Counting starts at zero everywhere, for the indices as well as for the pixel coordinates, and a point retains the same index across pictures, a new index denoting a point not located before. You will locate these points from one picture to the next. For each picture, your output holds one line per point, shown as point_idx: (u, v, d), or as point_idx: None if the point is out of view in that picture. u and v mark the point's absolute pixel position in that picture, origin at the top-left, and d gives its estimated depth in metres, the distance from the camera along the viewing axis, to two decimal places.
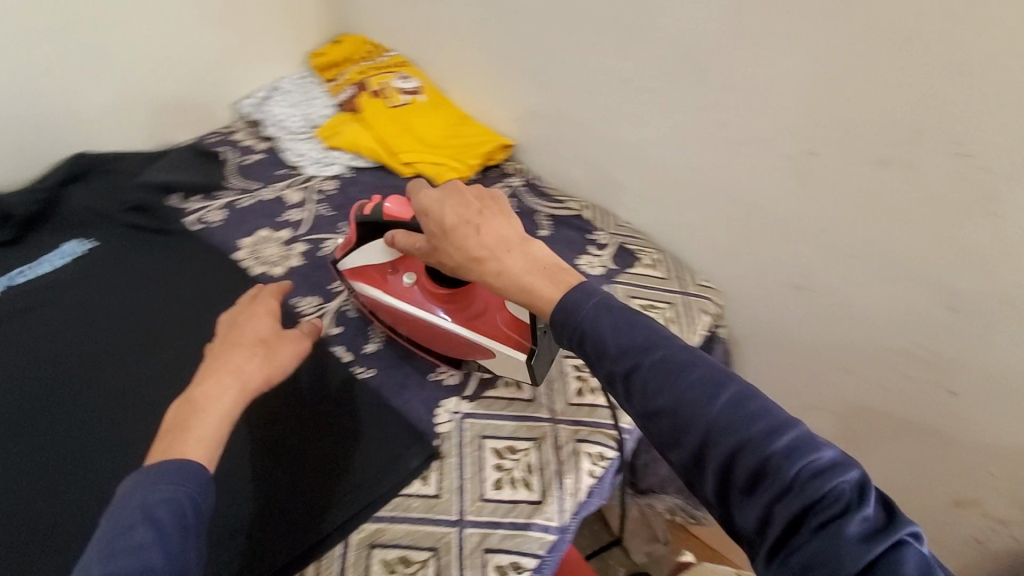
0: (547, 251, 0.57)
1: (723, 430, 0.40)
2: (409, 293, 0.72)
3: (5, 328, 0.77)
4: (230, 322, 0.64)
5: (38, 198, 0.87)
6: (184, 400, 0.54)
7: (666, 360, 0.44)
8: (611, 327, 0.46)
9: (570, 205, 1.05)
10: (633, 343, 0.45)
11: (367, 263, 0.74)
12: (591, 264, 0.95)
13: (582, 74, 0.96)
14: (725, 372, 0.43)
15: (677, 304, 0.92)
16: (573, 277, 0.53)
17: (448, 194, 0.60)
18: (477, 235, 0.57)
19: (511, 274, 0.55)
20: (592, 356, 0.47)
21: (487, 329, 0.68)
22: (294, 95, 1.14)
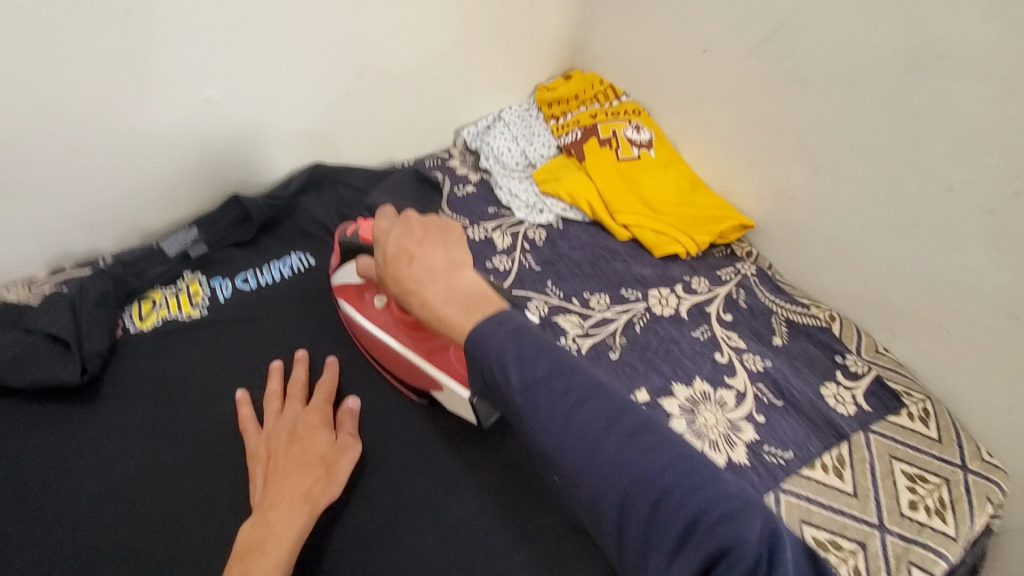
0: (476, 282, 0.48)
1: (624, 472, 0.37)
2: (380, 316, 0.71)
3: (226, 333, 0.77)
4: (288, 426, 0.62)
5: (276, 204, 0.88)
6: (258, 526, 0.52)
7: (570, 393, 0.40)
8: (515, 350, 0.41)
9: (815, 312, 0.87)
10: (537, 371, 0.40)
11: (348, 280, 0.74)
12: (840, 399, 0.77)
13: (888, 172, 0.77)
14: (627, 404, 0.40)
15: (955, 483, 0.70)
16: (493, 306, 0.46)
17: (397, 222, 0.52)
18: (409, 265, 0.49)
19: (432, 310, 0.47)
20: (493, 383, 0.42)
21: (444, 364, 0.66)
22: (516, 128, 1.09)
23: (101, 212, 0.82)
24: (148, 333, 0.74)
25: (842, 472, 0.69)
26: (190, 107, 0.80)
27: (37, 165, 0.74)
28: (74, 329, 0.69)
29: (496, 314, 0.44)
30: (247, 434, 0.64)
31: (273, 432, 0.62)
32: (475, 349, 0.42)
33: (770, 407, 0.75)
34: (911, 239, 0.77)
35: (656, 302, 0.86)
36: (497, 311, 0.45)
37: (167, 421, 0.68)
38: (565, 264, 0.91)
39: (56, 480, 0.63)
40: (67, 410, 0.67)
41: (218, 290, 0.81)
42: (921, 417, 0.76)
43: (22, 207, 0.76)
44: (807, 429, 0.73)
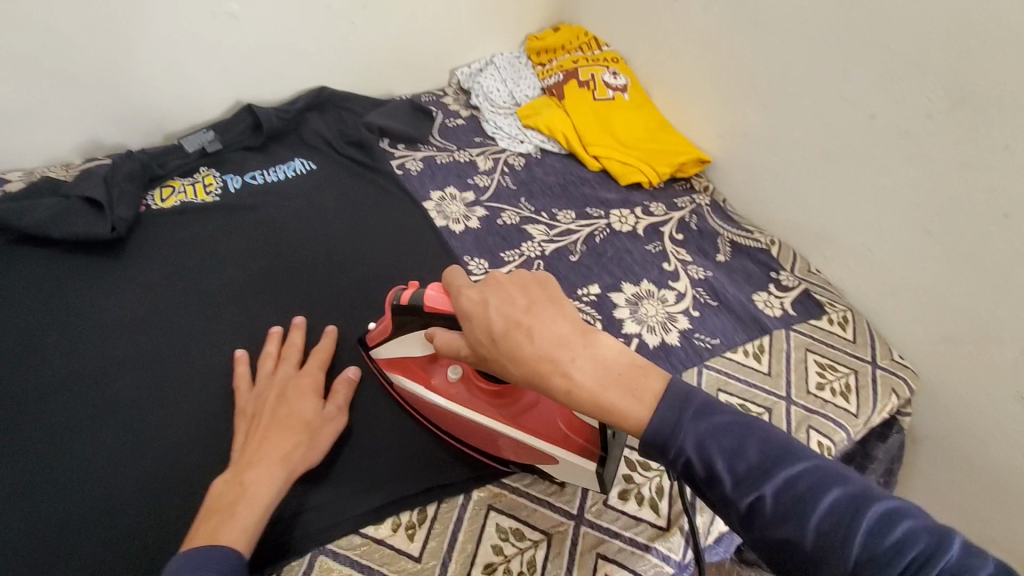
0: (611, 348, 0.49)
1: (870, 561, 0.37)
2: (456, 390, 0.64)
3: (235, 217, 0.88)
4: (277, 390, 0.65)
5: (284, 117, 0.99)
6: (232, 483, 0.55)
7: (793, 488, 0.41)
8: (717, 444, 0.44)
9: (758, 237, 0.97)
10: (749, 467, 0.42)
11: (406, 354, 0.67)
12: (769, 304, 0.87)
13: (820, 106, 0.87)
14: (855, 487, 0.40)
15: (863, 373, 0.81)
16: (654, 384, 0.47)
17: (490, 291, 0.51)
18: (531, 340, 0.47)
19: (588, 393, 0.46)
20: (705, 483, 0.44)
21: (544, 430, 0.61)
22: (505, 71, 1.19)
23: (131, 111, 0.93)
24: (167, 210, 0.86)
25: (759, 356, 0.80)
26: (212, 20, 0.91)
27: (80, 60, 0.85)
28: (105, 196, 0.80)
29: (678, 397, 0.46)
30: (239, 392, 0.67)
31: (264, 392, 0.66)
32: (679, 451, 0.44)
33: (705, 305, 0.85)
34: (840, 167, 0.87)
35: (616, 220, 0.96)
36: (656, 388, 0.47)
37: (182, 281, 0.79)
38: (539, 185, 1.01)
39: (85, 315, 0.74)
40: (97, 264, 0.79)
41: (229, 183, 0.92)
42: (840, 322, 0.86)
43: (65, 97, 0.87)
44: (735, 323, 0.83)
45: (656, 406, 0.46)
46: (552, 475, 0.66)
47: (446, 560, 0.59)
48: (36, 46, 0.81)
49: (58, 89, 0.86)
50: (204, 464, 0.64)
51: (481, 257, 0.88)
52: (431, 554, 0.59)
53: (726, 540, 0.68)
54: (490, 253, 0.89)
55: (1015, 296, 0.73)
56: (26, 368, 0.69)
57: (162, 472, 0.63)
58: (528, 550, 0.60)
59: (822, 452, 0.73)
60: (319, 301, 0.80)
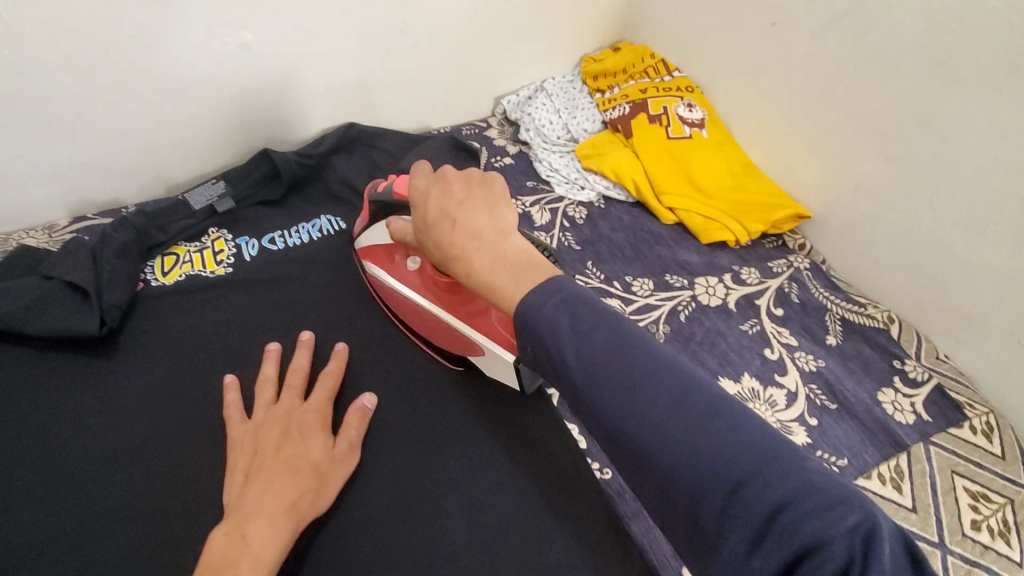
0: (525, 246, 0.43)
1: (690, 458, 0.31)
2: (413, 280, 0.68)
3: (252, 294, 0.73)
4: (281, 424, 0.56)
5: (307, 162, 0.84)
6: (232, 538, 0.46)
7: (631, 373, 0.34)
8: (564, 326, 0.37)
9: (873, 312, 0.81)
10: (593, 347, 0.36)
11: (377, 243, 0.71)
12: (898, 407, 0.71)
13: (969, 164, 0.70)
14: (692, 380, 0.34)
15: (1022, 506, 0.65)
16: (547, 272, 0.41)
17: (435, 178, 0.47)
18: (451, 230, 0.44)
19: (478, 278, 0.42)
20: (547, 362, 0.38)
21: (483, 327, 0.63)
22: (559, 100, 1.03)
23: (126, 158, 0.78)
24: (170, 288, 0.71)
25: (900, 485, 0.65)
26: (223, 51, 0.75)
27: (59, 102, 0.70)
28: (94, 280, 0.65)
29: (554, 278, 0.40)
30: (230, 423, 0.58)
31: (263, 426, 0.56)
32: (529, 332, 0.38)
33: (823, 410, 0.70)
34: (992, 241, 0.70)
35: (703, 291, 0.81)
36: (548, 277, 0.40)
37: (186, 382, 0.65)
38: (606, 245, 0.86)
39: (64, 431, 0.60)
40: (83, 362, 0.64)
41: (244, 248, 0.77)
42: (984, 432, 0.71)
43: (44, 145, 0.72)
44: (863, 436, 0.68)
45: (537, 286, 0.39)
46: None
47: None
48: (6, 87, 0.66)
49: (35, 136, 0.71)
50: None
51: None
52: None
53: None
54: None
55: None
56: None
57: None
58: None
59: None
60: None
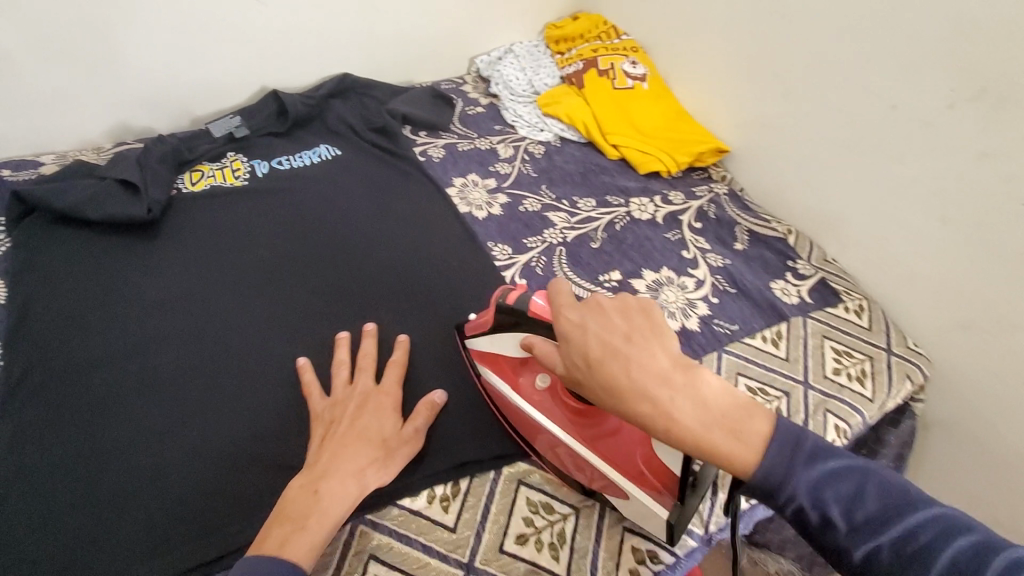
0: (716, 389, 0.48)
1: (891, 536, 0.41)
2: (541, 398, 0.64)
3: (264, 201, 0.89)
4: (358, 401, 0.64)
5: (308, 103, 1.01)
6: (307, 492, 0.56)
7: (916, 541, 0.40)
8: (832, 491, 0.44)
9: (776, 226, 0.98)
10: (867, 515, 0.42)
11: (501, 352, 0.65)
12: (787, 292, 0.88)
13: (841, 95, 0.87)
14: (863, 476, 0.44)
15: (878, 360, 0.81)
16: (759, 427, 0.47)
17: (593, 317, 0.50)
18: (630, 374, 0.47)
19: (684, 429, 0.46)
20: (817, 527, 0.44)
21: (618, 459, 0.58)
22: (525, 60, 1.20)
23: (159, 94, 0.94)
24: (198, 194, 0.87)
25: (777, 342, 0.82)
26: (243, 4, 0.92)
27: (107, 42, 0.86)
28: (139, 179, 0.82)
29: (781, 437, 0.46)
30: (312, 399, 0.66)
31: (343, 402, 0.65)
32: (791, 496, 0.44)
33: (724, 293, 0.87)
34: (861, 156, 0.87)
35: (636, 208, 0.98)
36: (758, 430, 0.46)
37: (214, 263, 0.81)
38: (559, 173, 1.03)
39: (119, 292, 0.76)
40: (132, 244, 0.81)
41: (257, 168, 0.93)
42: (855, 310, 0.88)
43: (96, 78, 0.89)
44: (753, 310, 0.85)
45: (765, 448, 0.46)
46: None
47: (480, 529, 0.62)
48: (68, 27, 0.83)
49: (89, 69, 0.87)
50: (238, 435, 0.66)
51: (505, 243, 0.90)
52: (465, 525, 0.62)
53: (755, 511, 0.70)
54: (514, 239, 0.91)
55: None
56: (66, 338, 0.71)
57: (190, 446, 0.64)
58: (557, 522, 0.63)
59: (839, 435, 0.74)
60: (348, 282, 0.82)
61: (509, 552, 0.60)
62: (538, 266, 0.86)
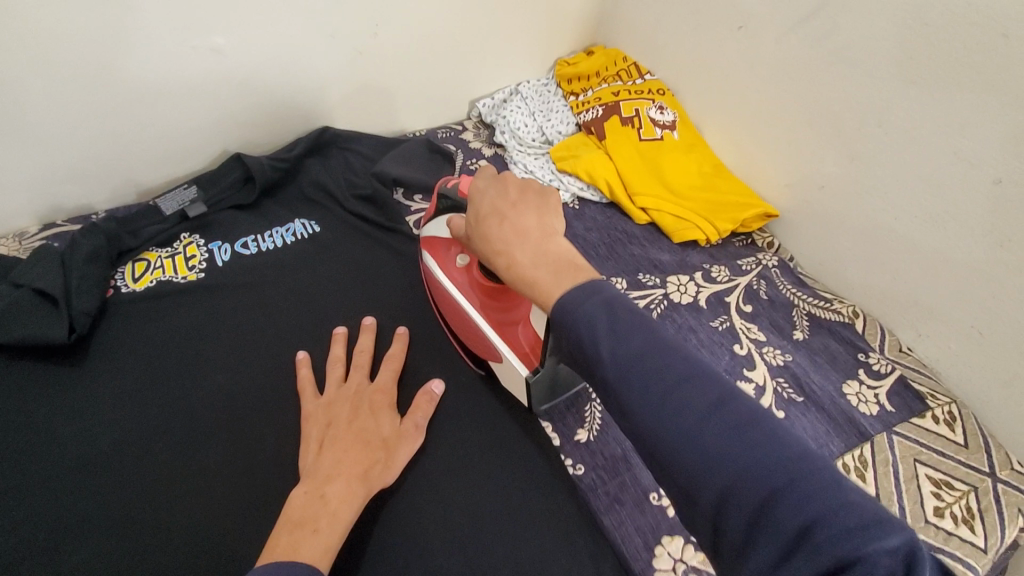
0: (568, 250, 0.47)
1: (727, 462, 0.32)
2: (459, 276, 0.68)
3: (225, 299, 0.73)
4: (351, 402, 0.61)
5: (280, 166, 0.84)
6: (313, 496, 0.51)
7: (669, 377, 0.36)
8: (609, 322, 0.39)
9: (839, 308, 0.83)
10: (633, 347, 0.38)
11: (436, 234, 0.71)
12: (863, 397, 0.73)
13: (922, 163, 0.72)
14: (727, 393, 0.35)
15: (984, 492, 0.66)
16: (587, 273, 0.44)
17: (493, 183, 0.53)
18: (498, 223, 0.49)
19: (518, 270, 0.46)
20: (588, 357, 0.39)
21: (508, 338, 0.63)
22: (533, 103, 1.04)
23: (95, 163, 0.77)
24: (141, 294, 0.70)
25: (864, 474, 0.67)
26: (189, 55, 0.75)
27: (18, 110, 0.69)
28: (61, 287, 0.65)
29: (596, 280, 0.42)
30: (305, 398, 0.62)
31: (335, 403, 0.61)
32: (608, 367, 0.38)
33: (790, 403, 0.72)
34: (948, 236, 0.72)
35: (674, 290, 0.83)
36: (587, 279, 0.43)
37: (156, 391, 0.64)
38: (581, 245, 0.87)
39: (30, 442, 0.59)
40: (52, 370, 0.64)
41: (216, 253, 0.76)
42: (946, 421, 0.72)
43: (10, 153, 0.71)
44: (827, 426, 0.70)
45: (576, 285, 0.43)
46: None
47: None
48: None
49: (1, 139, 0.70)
50: None
51: None
52: None
53: None
54: None
55: None
56: None
57: None
58: None
59: None
60: None
61: None
62: None
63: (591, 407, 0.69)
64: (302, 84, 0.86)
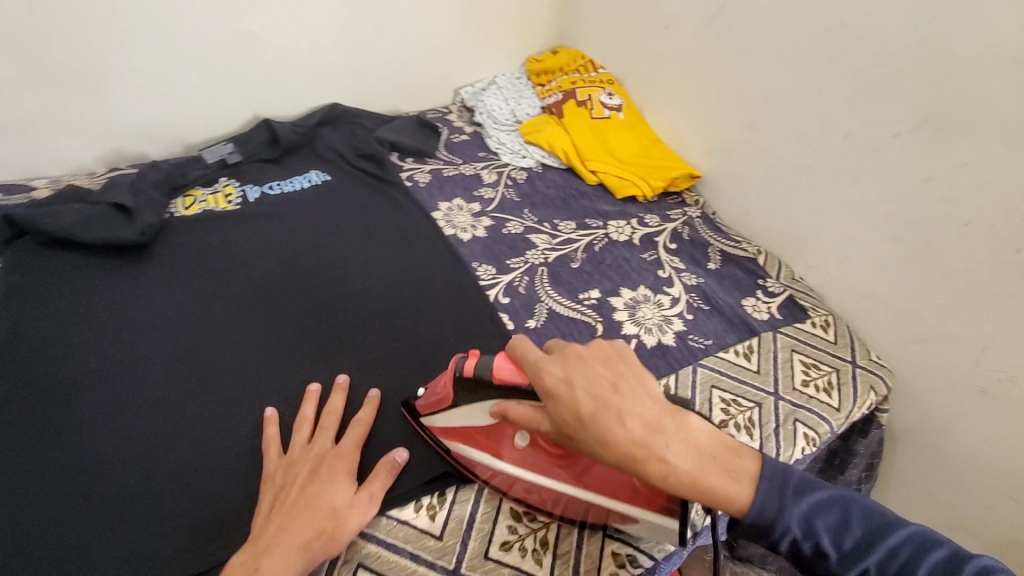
0: (699, 429, 0.52)
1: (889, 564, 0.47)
2: (522, 454, 0.63)
3: (255, 224, 0.92)
4: (310, 466, 0.61)
5: (299, 130, 1.05)
6: (249, 568, 0.52)
7: (896, 557, 0.47)
8: (820, 520, 0.49)
9: (746, 247, 1.04)
10: (790, 509, 0.49)
11: (469, 424, 0.64)
12: (757, 309, 0.93)
13: (796, 125, 0.93)
14: (856, 511, 0.49)
15: (844, 372, 0.86)
16: (748, 463, 0.52)
17: (574, 373, 0.53)
18: (621, 423, 0.50)
19: (683, 471, 0.50)
20: (809, 556, 0.49)
21: (619, 494, 0.59)
22: (507, 91, 1.26)
23: (153, 121, 0.98)
24: (191, 217, 0.90)
25: (749, 355, 0.86)
26: (234, 38, 0.96)
27: (104, 75, 0.90)
28: (133, 203, 0.85)
29: (771, 474, 0.51)
30: (268, 457, 0.64)
31: (296, 463, 0.62)
32: (785, 530, 0.49)
33: (698, 309, 0.91)
34: (815, 180, 0.93)
35: (614, 230, 1.03)
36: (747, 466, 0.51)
37: (203, 283, 0.83)
38: (541, 198, 1.08)
39: (109, 312, 0.78)
40: (123, 266, 0.83)
41: (248, 192, 0.96)
42: (822, 325, 0.92)
43: (93, 109, 0.92)
44: (726, 326, 0.90)
45: (756, 487, 0.50)
46: None
47: (465, 537, 0.63)
48: (72, 62, 0.87)
49: (86, 97, 0.91)
50: (222, 452, 0.67)
51: (488, 263, 0.94)
52: (451, 533, 0.63)
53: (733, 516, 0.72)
54: (496, 260, 0.95)
55: (967, 294, 0.79)
56: (60, 356, 0.73)
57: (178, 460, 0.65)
58: (539, 529, 0.65)
59: (808, 443, 0.78)
60: (335, 301, 0.84)
61: (493, 559, 0.62)
62: (520, 284, 0.90)
63: (540, 306, 0.88)
64: (318, 67, 1.07)
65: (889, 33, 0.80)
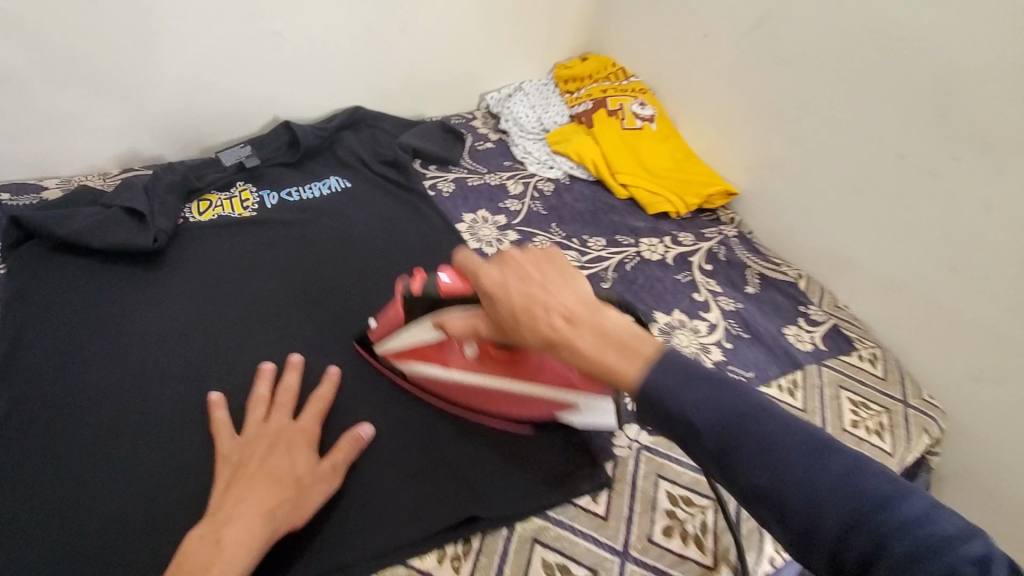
0: (621, 320, 0.47)
1: (823, 499, 0.36)
2: (472, 364, 0.67)
3: (272, 233, 0.88)
4: (268, 441, 0.59)
5: (320, 134, 1.01)
6: (209, 542, 0.49)
7: (824, 483, 0.36)
8: (745, 433, 0.39)
9: (786, 271, 0.98)
10: (712, 403, 0.40)
11: (422, 342, 0.67)
12: (800, 338, 0.88)
13: (845, 144, 0.88)
14: (808, 439, 0.39)
15: (895, 412, 0.81)
16: (647, 346, 0.44)
17: (505, 271, 0.50)
18: (546, 311, 0.47)
19: (591, 358, 0.44)
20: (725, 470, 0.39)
21: (555, 381, 0.64)
22: (534, 98, 1.21)
23: (170, 122, 0.94)
24: (206, 224, 0.86)
25: (793, 391, 0.80)
26: (255, 36, 0.92)
27: (120, 74, 0.86)
28: (147, 208, 0.81)
29: (687, 371, 0.42)
30: (221, 437, 0.61)
31: (252, 441, 0.59)
32: (697, 431, 0.40)
33: (737, 338, 0.86)
34: (864, 203, 0.88)
35: (646, 249, 0.98)
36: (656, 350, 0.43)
37: (216, 295, 0.79)
38: (569, 212, 1.03)
39: (117, 323, 0.74)
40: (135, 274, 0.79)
41: (266, 198, 0.92)
42: (869, 358, 0.87)
43: (108, 108, 0.88)
44: (767, 356, 0.84)
45: (654, 366, 0.42)
46: (595, 508, 0.65)
47: None
48: (88, 61, 0.83)
49: (101, 96, 0.87)
50: None
51: None
52: None
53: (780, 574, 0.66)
54: None
55: None
56: (65, 371, 0.69)
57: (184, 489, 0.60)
58: None
59: None
60: (354, 317, 0.80)
61: None
62: None
63: None
64: (341, 68, 1.03)
65: (955, 50, 0.74)
